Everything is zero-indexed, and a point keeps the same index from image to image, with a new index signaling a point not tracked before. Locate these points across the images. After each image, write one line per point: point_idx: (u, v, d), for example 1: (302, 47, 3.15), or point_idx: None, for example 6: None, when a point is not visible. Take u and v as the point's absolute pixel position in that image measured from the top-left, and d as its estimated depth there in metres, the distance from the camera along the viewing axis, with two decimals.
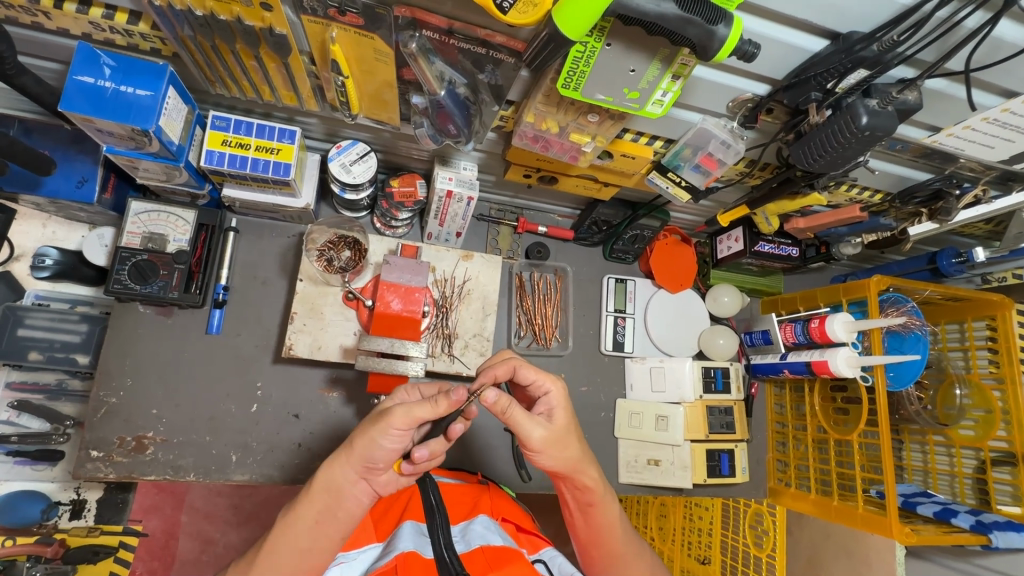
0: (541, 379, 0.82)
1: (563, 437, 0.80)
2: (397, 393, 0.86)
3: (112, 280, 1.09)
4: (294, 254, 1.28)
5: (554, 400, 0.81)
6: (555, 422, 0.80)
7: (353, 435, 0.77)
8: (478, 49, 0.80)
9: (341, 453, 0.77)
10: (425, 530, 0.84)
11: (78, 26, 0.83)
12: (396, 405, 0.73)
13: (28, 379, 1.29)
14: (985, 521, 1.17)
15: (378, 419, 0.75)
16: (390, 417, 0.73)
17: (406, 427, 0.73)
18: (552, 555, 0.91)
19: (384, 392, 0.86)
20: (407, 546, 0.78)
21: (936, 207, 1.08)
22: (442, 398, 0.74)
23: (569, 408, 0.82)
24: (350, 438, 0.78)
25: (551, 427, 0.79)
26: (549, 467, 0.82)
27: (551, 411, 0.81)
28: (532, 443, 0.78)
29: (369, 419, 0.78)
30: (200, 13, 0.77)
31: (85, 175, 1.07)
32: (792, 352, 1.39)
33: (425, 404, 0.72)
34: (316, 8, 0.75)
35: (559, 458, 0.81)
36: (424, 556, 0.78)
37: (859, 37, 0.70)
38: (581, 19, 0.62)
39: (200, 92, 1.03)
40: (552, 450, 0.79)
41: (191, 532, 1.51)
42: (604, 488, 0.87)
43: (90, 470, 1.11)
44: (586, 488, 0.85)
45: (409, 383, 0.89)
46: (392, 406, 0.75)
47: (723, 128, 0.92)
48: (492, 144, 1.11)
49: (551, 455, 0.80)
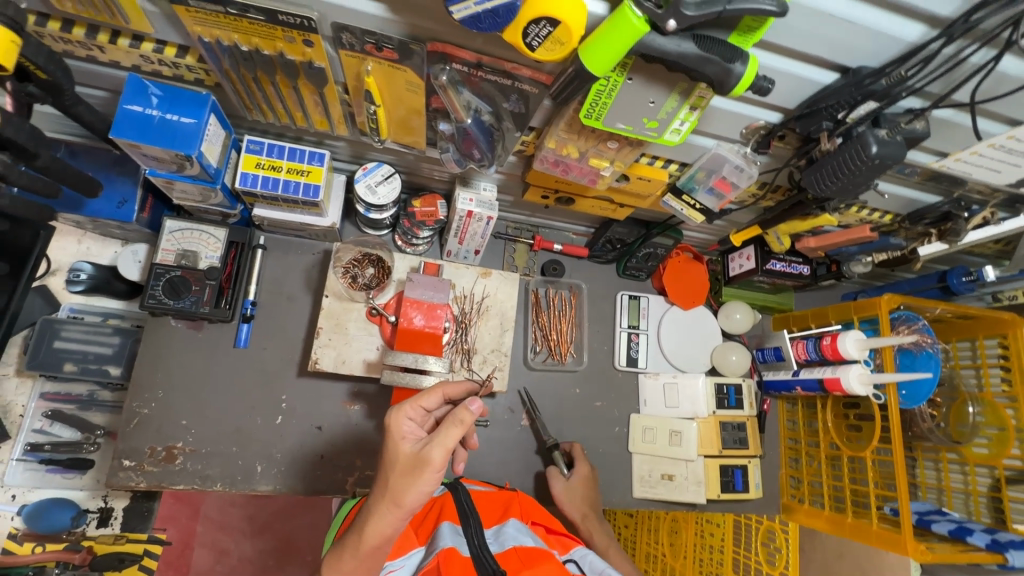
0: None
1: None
2: (401, 426, 0.79)
3: (147, 295, 1.14)
4: (318, 270, 1.32)
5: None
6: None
7: (391, 490, 0.76)
8: (504, 80, 0.84)
9: (383, 511, 0.76)
10: (461, 531, 0.86)
11: (129, 59, 0.88)
12: (430, 447, 0.75)
13: (61, 389, 1.34)
14: (1001, 541, 1.17)
15: (414, 466, 0.75)
16: (431, 461, 0.75)
17: (445, 462, 0.76)
18: (584, 551, 0.91)
19: (390, 434, 0.79)
20: (446, 543, 0.81)
21: (945, 228, 1.12)
22: (461, 417, 0.75)
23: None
24: (386, 494, 0.76)
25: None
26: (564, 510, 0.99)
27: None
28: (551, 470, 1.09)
29: (398, 468, 0.77)
30: (245, 48, 0.82)
31: (125, 196, 1.12)
32: (804, 369, 1.41)
33: (454, 428, 0.74)
34: (354, 43, 0.80)
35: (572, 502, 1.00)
36: (463, 554, 0.80)
37: (868, 72, 0.73)
38: (607, 57, 0.66)
39: (236, 118, 1.08)
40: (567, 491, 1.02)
41: (206, 543, 1.54)
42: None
43: (122, 479, 1.15)
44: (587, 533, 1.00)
45: (410, 407, 0.81)
46: (424, 449, 0.75)
47: (737, 153, 0.96)
48: (512, 166, 1.15)
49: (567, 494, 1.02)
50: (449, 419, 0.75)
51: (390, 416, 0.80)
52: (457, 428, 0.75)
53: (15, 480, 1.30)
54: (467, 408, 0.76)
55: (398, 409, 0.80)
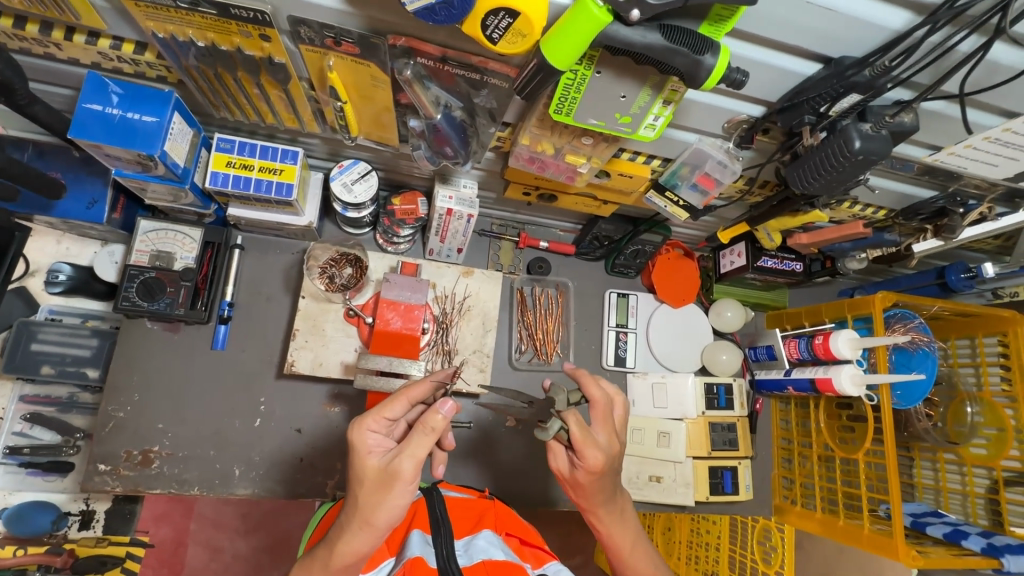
0: (584, 446, 0.82)
1: (584, 484, 0.87)
2: (366, 440, 0.77)
3: (121, 298, 1.12)
4: (298, 270, 1.30)
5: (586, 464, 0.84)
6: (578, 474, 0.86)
7: (361, 509, 0.74)
8: (472, 74, 0.81)
9: (356, 530, 0.74)
10: (430, 540, 0.85)
11: (86, 56, 0.85)
12: (399, 459, 0.73)
13: (41, 392, 1.32)
14: (997, 545, 1.13)
15: (384, 481, 0.74)
16: (403, 474, 0.73)
17: (417, 472, 0.74)
18: (557, 567, 0.90)
19: (356, 451, 0.77)
20: (414, 553, 0.80)
21: (941, 224, 1.07)
22: (431, 423, 0.73)
23: (601, 469, 0.85)
24: (357, 513, 0.74)
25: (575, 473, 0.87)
26: (571, 496, 0.92)
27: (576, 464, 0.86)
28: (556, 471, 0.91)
29: (367, 484, 0.75)
30: (202, 44, 0.79)
31: (96, 196, 1.10)
32: (797, 368, 1.38)
33: (422, 437, 0.72)
34: (314, 38, 0.76)
35: (577, 493, 0.90)
36: (430, 565, 0.79)
37: (851, 62, 0.69)
38: (569, 49, 0.63)
39: (205, 116, 1.06)
40: (574, 486, 0.89)
41: (201, 540, 1.54)
42: (619, 523, 0.92)
43: (98, 484, 1.13)
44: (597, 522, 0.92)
45: (373, 419, 0.79)
46: (393, 462, 0.73)
47: (719, 149, 0.92)
48: (490, 163, 1.12)
49: (573, 488, 0.90)
50: (417, 427, 0.74)
51: (354, 432, 0.77)
52: (427, 436, 0.73)
53: None
54: (437, 413, 0.74)
55: (360, 423, 0.78)
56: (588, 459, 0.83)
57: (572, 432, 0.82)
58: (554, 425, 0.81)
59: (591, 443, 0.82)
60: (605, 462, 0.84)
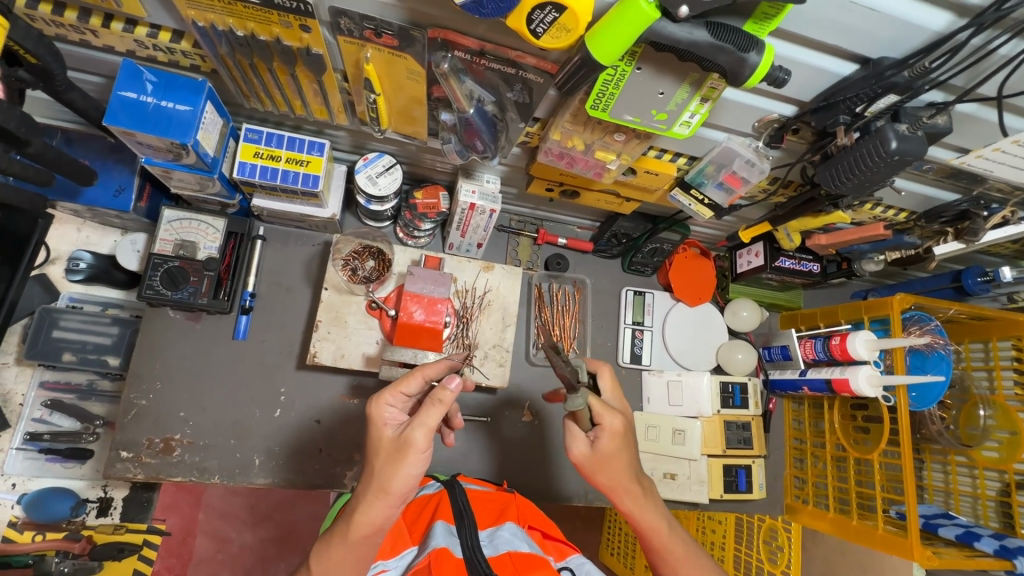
0: (604, 413, 0.86)
1: (606, 456, 0.87)
2: (383, 413, 0.81)
3: (145, 286, 1.12)
4: (319, 262, 1.31)
5: (604, 429, 0.87)
6: (599, 446, 0.87)
7: (376, 477, 0.75)
8: (508, 69, 0.81)
9: (371, 499, 0.75)
10: (455, 531, 0.84)
11: (123, 44, 0.86)
12: (411, 429, 0.75)
13: (61, 378, 1.33)
14: (1010, 547, 1.14)
15: (397, 450, 0.75)
16: (414, 443, 0.74)
17: (429, 442, 0.75)
18: (581, 560, 0.91)
19: (374, 423, 0.80)
20: (439, 543, 0.80)
21: (962, 227, 1.07)
22: (440, 396, 0.74)
23: (620, 440, 0.87)
24: (372, 482, 0.76)
25: (592, 451, 0.88)
26: (598, 483, 0.90)
27: (597, 438, 0.88)
28: (574, 457, 0.90)
29: (383, 454, 0.77)
30: (241, 33, 0.80)
31: (122, 184, 1.11)
32: (812, 369, 1.38)
33: (432, 409, 0.74)
34: (353, 29, 0.77)
35: (605, 474, 0.89)
36: (456, 556, 0.78)
37: (890, 63, 0.70)
38: (614, 44, 0.63)
39: (233, 106, 1.06)
40: (599, 466, 0.88)
41: (208, 531, 1.51)
42: (650, 507, 0.91)
43: (120, 470, 1.14)
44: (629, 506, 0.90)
45: (390, 394, 0.83)
46: (405, 432, 0.75)
47: (749, 147, 0.92)
48: (516, 158, 1.12)
49: (599, 469, 0.89)
50: (429, 400, 0.75)
51: (371, 406, 0.81)
52: (437, 408, 0.74)
53: (15, 468, 1.31)
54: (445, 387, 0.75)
55: (378, 398, 0.82)
56: (607, 422, 0.86)
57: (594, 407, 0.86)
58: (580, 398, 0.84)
59: (610, 408, 0.87)
60: (625, 428, 0.87)
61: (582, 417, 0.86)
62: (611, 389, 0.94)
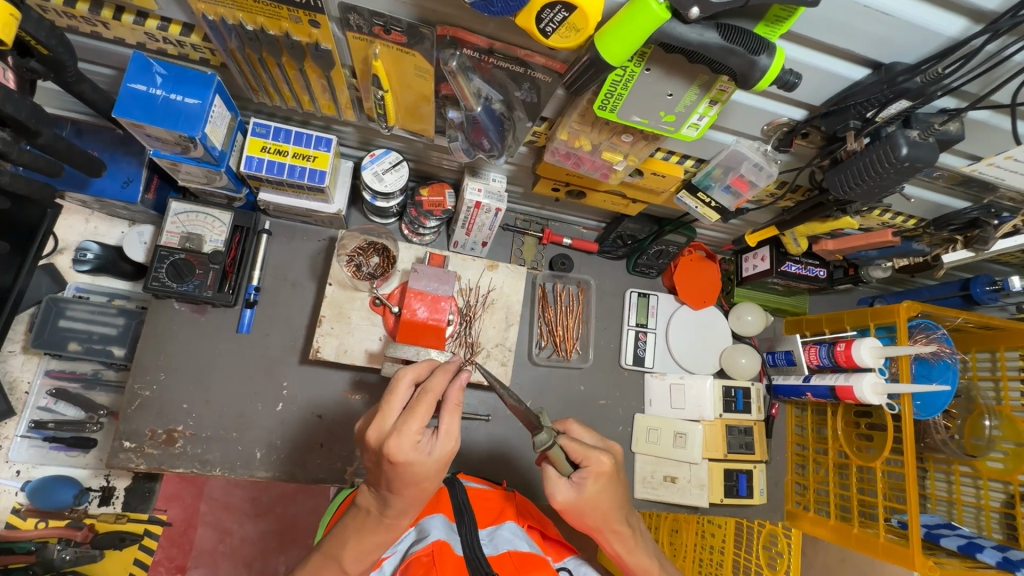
0: (587, 451, 0.83)
1: (593, 499, 0.83)
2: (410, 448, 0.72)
3: (151, 278, 1.13)
4: (324, 257, 1.31)
5: (590, 469, 0.83)
6: (585, 488, 0.82)
7: (425, 491, 0.76)
8: (516, 68, 0.81)
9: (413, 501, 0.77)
10: (455, 527, 0.84)
11: (134, 36, 0.86)
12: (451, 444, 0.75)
13: (66, 368, 1.35)
14: (1013, 559, 1.13)
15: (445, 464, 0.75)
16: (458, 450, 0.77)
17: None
18: (577, 561, 0.91)
19: (408, 457, 0.72)
20: (439, 536, 0.80)
21: (972, 234, 1.07)
22: (460, 400, 0.77)
23: (605, 481, 0.83)
24: (422, 495, 0.76)
25: (578, 496, 0.83)
26: (585, 524, 0.86)
27: (582, 481, 0.83)
28: (557, 502, 0.85)
29: (432, 476, 0.75)
30: (250, 27, 0.80)
31: (130, 176, 1.12)
32: (816, 375, 1.37)
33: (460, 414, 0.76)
34: (362, 25, 0.77)
35: (593, 518, 0.85)
36: (455, 553, 0.78)
37: (901, 69, 0.69)
38: (624, 46, 0.63)
39: (242, 100, 1.07)
40: (585, 508, 0.84)
41: (210, 522, 1.50)
42: (636, 549, 0.89)
43: (122, 460, 1.15)
44: (619, 551, 0.89)
45: (411, 421, 0.73)
46: (450, 449, 0.75)
47: (757, 151, 0.92)
48: (522, 157, 1.12)
49: (586, 512, 0.84)
50: (451, 408, 0.76)
51: (397, 449, 0.71)
52: (460, 411, 0.77)
53: (20, 456, 1.32)
54: (459, 387, 0.77)
55: (402, 436, 0.72)
56: (592, 461, 0.83)
57: (570, 445, 0.84)
58: (545, 433, 0.81)
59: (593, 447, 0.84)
60: (610, 466, 0.84)
61: (557, 457, 0.83)
62: (587, 434, 0.93)
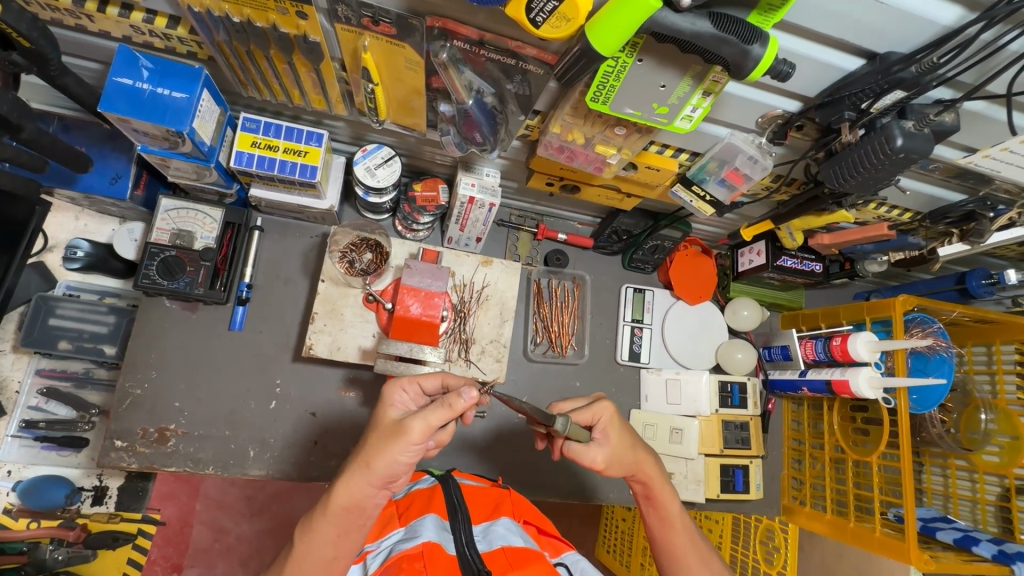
0: (593, 409, 0.89)
1: (621, 443, 0.89)
2: (393, 396, 0.81)
3: (141, 275, 1.11)
4: (317, 253, 1.30)
5: (604, 421, 0.89)
6: (611, 439, 0.88)
7: (365, 451, 0.76)
8: (508, 60, 0.80)
9: (354, 472, 0.76)
10: (448, 526, 0.83)
11: (119, 29, 0.85)
12: (412, 418, 0.74)
13: (57, 366, 1.33)
14: (1008, 552, 1.13)
15: (393, 433, 0.75)
16: (409, 433, 0.74)
17: (424, 438, 0.75)
18: (575, 557, 0.90)
19: (383, 401, 0.81)
20: (431, 536, 0.79)
21: (968, 228, 1.05)
22: (451, 400, 0.75)
23: (618, 419, 0.90)
24: (361, 455, 0.76)
25: (607, 447, 0.88)
26: (624, 469, 0.90)
27: (605, 434, 0.88)
28: (596, 465, 0.88)
29: (380, 432, 0.77)
30: (237, 19, 0.78)
31: (118, 172, 1.10)
32: (813, 369, 1.37)
33: (437, 406, 0.74)
34: (350, 16, 0.76)
35: (628, 460, 0.90)
36: (448, 552, 0.77)
37: (896, 58, 0.68)
38: (615, 35, 0.62)
39: (232, 95, 1.05)
40: (619, 456, 0.89)
41: (205, 521, 1.52)
42: (663, 481, 0.93)
43: (114, 459, 1.14)
44: (651, 481, 0.92)
45: (407, 382, 0.84)
46: (406, 420, 0.75)
47: (751, 144, 0.91)
48: (516, 151, 1.11)
49: (622, 460, 0.89)
50: (440, 401, 0.76)
51: (388, 385, 0.83)
52: (442, 408, 0.75)
53: (10, 455, 1.31)
54: (461, 396, 0.75)
55: (398, 381, 0.83)
56: (601, 413, 0.89)
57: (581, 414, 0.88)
58: (560, 420, 0.80)
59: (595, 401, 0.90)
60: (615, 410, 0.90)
61: (575, 432, 0.82)
62: (577, 400, 0.94)
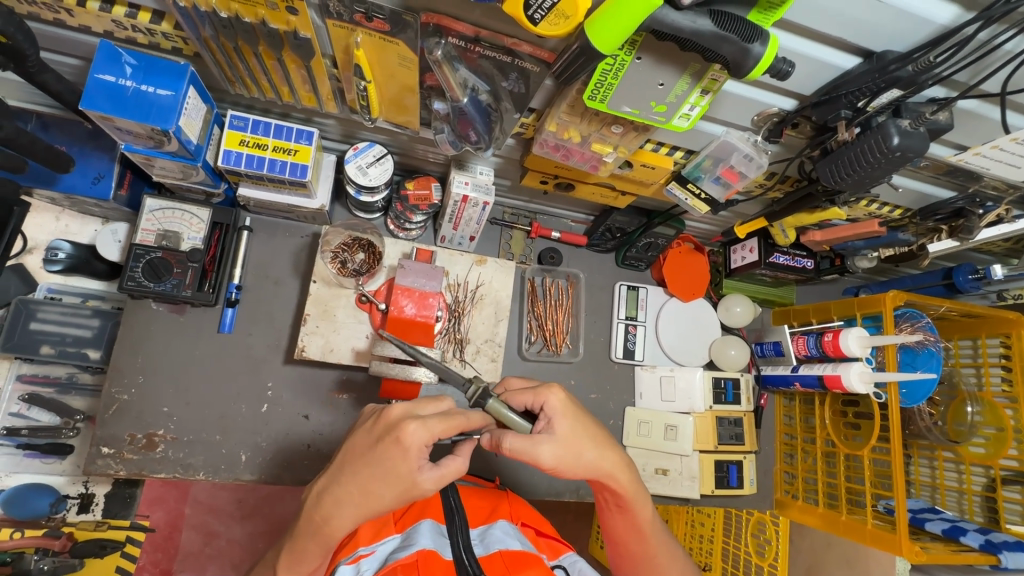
0: (537, 394, 0.82)
1: (570, 439, 0.79)
2: (417, 448, 0.69)
3: (126, 277, 1.08)
4: (307, 254, 1.28)
5: (552, 409, 0.80)
6: (558, 431, 0.79)
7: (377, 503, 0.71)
8: (503, 57, 0.79)
9: (352, 508, 0.71)
10: (445, 530, 0.83)
11: (100, 24, 0.82)
12: (433, 480, 0.71)
13: (39, 372, 1.29)
14: (995, 541, 1.14)
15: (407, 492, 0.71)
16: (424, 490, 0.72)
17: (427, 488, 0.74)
18: (573, 559, 0.89)
19: (402, 453, 0.69)
20: (426, 543, 0.77)
21: (957, 225, 1.07)
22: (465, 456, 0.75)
23: (566, 409, 0.80)
24: (368, 504, 0.71)
25: (556, 439, 0.78)
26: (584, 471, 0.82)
27: (551, 423, 0.79)
28: (546, 464, 0.77)
29: (393, 486, 0.70)
30: (224, 15, 0.76)
31: (102, 171, 1.07)
32: (804, 365, 1.38)
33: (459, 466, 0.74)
34: (342, 12, 0.74)
35: (587, 458, 0.81)
36: (444, 557, 0.77)
37: (893, 57, 0.69)
38: (614, 33, 0.61)
39: (219, 91, 1.03)
40: (570, 456, 0.79)
41: (195, 525, 1.50)
42: (639, 491, 0.88)
43: (101, 467, 1.11)
44: (624, 492, 0.86)
45: (433, 432, 0.71)
46: (426, 480, 0.71)
47: (747, 141, 0.90)
48: (510, 149, 1.10)
49: (578, 456, 0.80)
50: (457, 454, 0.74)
51: (413, 435, 0.69)
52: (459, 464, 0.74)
53: None
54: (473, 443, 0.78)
55: (424, 429, 0.70)
56: (547, 399, 0.81)
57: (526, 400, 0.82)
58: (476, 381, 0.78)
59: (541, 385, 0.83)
60: (566, 396, 0.82)
61: (499, 410, 0.78)
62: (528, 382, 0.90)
